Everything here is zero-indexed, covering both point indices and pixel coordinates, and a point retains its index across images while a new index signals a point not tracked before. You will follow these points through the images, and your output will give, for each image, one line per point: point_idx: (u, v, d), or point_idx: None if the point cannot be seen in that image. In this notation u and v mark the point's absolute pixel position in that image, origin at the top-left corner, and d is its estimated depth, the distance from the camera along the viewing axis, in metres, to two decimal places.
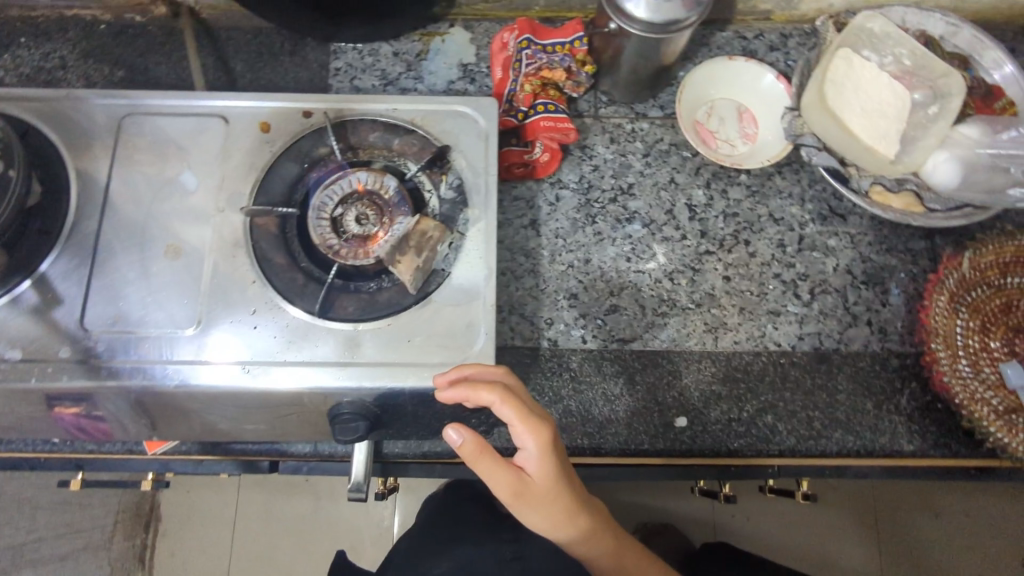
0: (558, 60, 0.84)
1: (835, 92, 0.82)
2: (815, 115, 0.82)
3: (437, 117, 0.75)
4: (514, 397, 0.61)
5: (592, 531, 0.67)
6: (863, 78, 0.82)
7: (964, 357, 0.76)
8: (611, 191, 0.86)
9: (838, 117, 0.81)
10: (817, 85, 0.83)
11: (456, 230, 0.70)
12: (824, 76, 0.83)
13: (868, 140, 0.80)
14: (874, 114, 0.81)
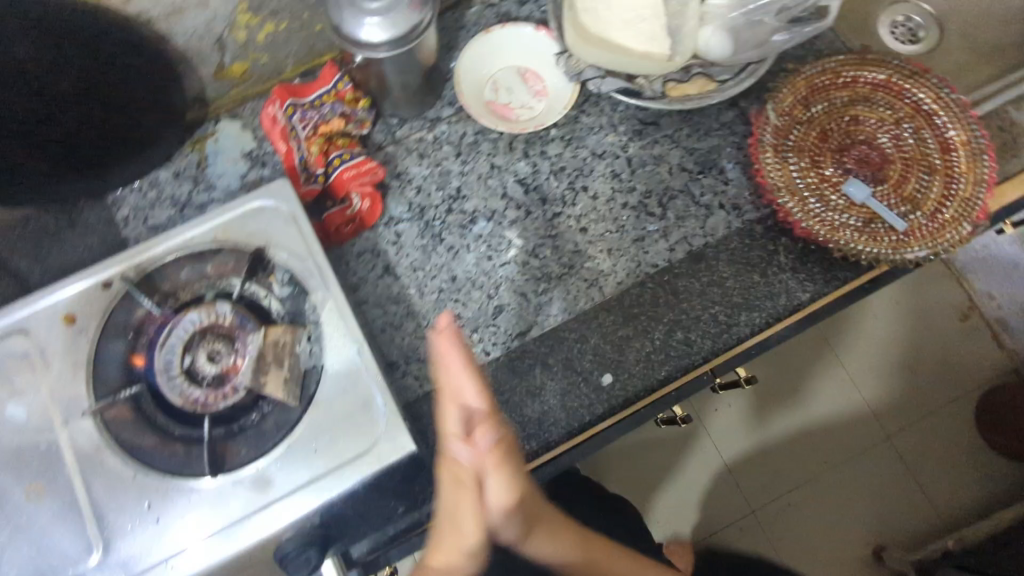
0: (329, 111, 0.81)
1: (591, 20, 0.84)
2: (584, 49, 0.83)
3: (239, 223, 0.72)
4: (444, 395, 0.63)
5: (546, 528, 0.67)
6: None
7: (811, 195, 0.80)
8: (443, 203, 0.85)
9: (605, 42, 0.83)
10: (572, 22, 0.84)
11: (309, 321, 0.68)
12: (574, 11, 0.84)
13: (640, 48, 0.84)
14: (634, 22, 0.84)
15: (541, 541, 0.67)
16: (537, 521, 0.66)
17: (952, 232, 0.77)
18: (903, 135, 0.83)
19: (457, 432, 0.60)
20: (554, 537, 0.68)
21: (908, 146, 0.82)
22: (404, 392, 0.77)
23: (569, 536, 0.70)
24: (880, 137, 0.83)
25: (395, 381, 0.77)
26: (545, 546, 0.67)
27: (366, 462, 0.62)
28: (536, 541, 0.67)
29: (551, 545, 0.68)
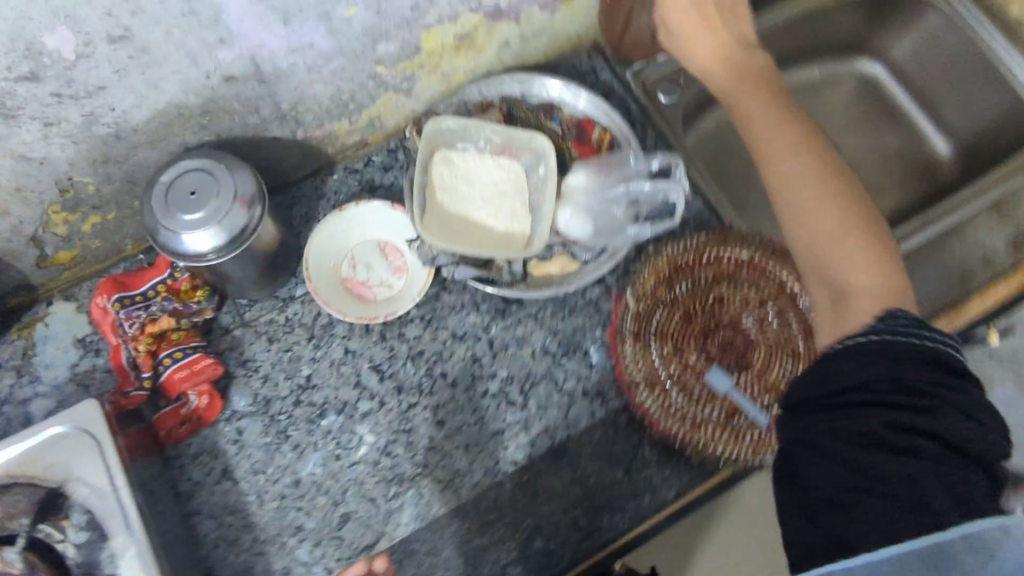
0: (159, 307, 0.77)
1: (450, 196, 0.82)
2: (439, 236, 0.79)
3: (38, 454, 0.66)
4: None
5: (835, 241, 0.63)
6: (468, 169, 0.83)
7: (673, 386, 0.77)
8: (291, 393, 0.79)
9: (465, 219, 0.81)
10: (428, 202, 0.81)
11: (104, 572, 0.62)
12: (431, 188, 0.81)
13: (499, 225, 0.81)
14: (493, 199, 0.82)
15: (850, 261, 0.62)
16: (821, 254, 0.64)
17: None
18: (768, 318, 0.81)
19: (767, 125, 0.70)
20: (853, 329, 0.59)
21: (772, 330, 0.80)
22: None
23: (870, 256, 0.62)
24: (743, 319, 0.81)
25: None
26: (851, 270, 0.62)
27: None
28: (829, 286, 0.63)
29: (857, 263, 0.62)
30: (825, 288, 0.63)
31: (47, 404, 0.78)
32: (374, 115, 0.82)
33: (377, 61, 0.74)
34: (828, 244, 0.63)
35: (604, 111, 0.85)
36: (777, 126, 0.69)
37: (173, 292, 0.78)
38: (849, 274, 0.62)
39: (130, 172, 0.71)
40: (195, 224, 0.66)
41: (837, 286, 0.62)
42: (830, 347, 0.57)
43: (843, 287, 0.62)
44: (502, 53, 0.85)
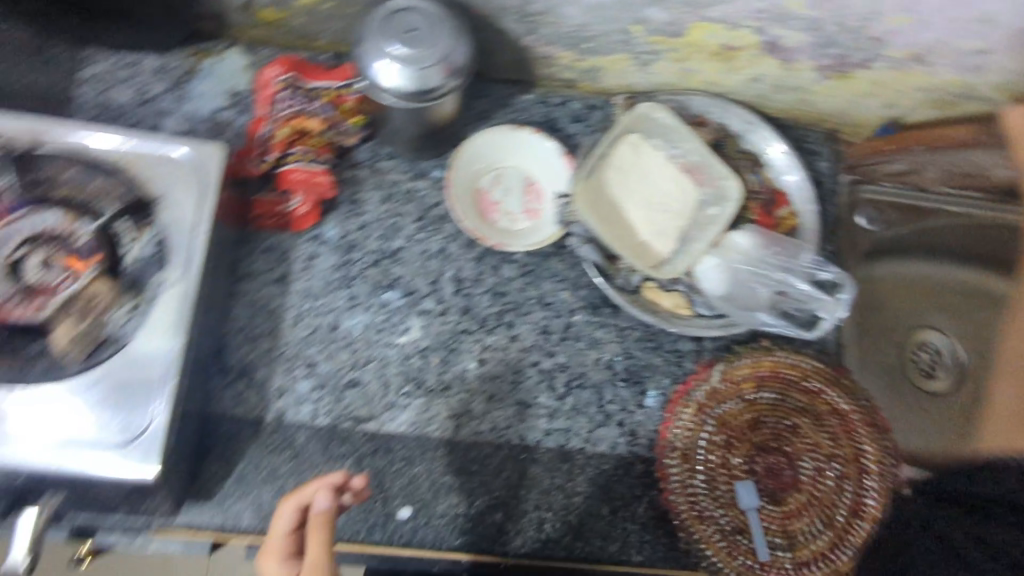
0: (318, 108, 0.74)
1: (618, 180, 0.79)
2: (585, 207, 0.77)
3: (149, 159, 0.65)
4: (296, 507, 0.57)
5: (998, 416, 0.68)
6: (653, 167, 0.79)
7: (702, 472, 0.74)
8: (375, 253, 0.79)
9: (618, 209, 0.79)
10: (597, 173, 0.79)
11: (144, 294, 0.63)
12: (606, 163, 0.79)
13: (644, 234, 0.79)
14: (654, 208, 0.79)
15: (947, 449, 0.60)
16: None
17: None
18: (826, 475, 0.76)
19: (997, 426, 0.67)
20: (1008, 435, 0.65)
21: (822, 486, 0.76)
22: (214, 402, 0.73)
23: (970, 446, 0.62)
24: (803, 460, 0.77)
25: (214, 387, 0.73)
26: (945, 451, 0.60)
27: (101, 458, 0.59)
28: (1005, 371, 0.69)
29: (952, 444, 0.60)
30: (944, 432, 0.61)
31: (176, 128, 0.78)
32: (600, 65, 0.80)
33: (636, 19, 0.72)
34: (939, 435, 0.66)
35: (805, 196, 0.81)
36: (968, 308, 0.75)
37: (337, 104, 0.75)
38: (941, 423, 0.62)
39: None
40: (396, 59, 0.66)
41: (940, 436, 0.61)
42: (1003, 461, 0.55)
43: (996, 378, 0.70)
44: (748, 85, 0.82)
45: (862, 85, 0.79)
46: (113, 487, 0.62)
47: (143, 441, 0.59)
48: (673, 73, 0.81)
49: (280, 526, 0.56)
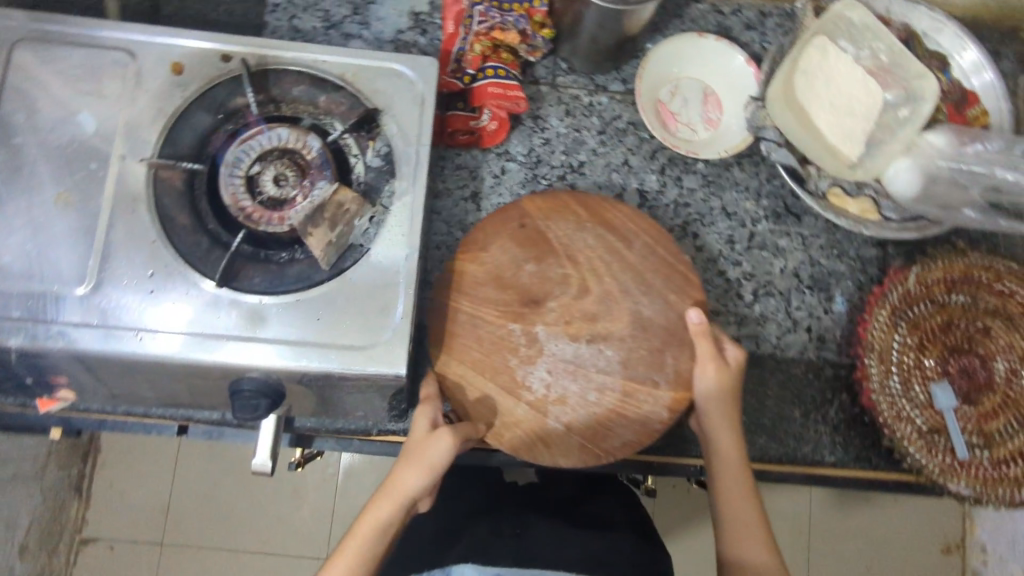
0: (511, 21, 0.76)
1: (805, 83, 0.77)
2: (780, 111, 0.78)
3: (368, 75, 0.68)
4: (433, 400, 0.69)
5: None
6: (839, 70, 0.76)
7: (897, 373, 0.75)
8: (560, 168, 0.80)
9: (802, 113, 0.77)
10: (784, 76, 0.78)
11: (379, 202, 0.65)
12: (792, 66, 0.77)
13: (830, 138, 0.76)
14: (841, 113, 0.75)
15: (736, 543, 0.68)
16: (725, 484, 0.70)
17: (1007, 490, 0.71)
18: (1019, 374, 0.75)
19: None
20: None
21: (1016, 386, 0.75)
22: (422, 313, 0.76)
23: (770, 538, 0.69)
24: (997, 360, 0.76)
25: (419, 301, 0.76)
26: (742, 528, 0.68)
27: (356, 358, 0.61)
28: None
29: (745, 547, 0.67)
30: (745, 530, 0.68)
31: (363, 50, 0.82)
32: None
33: None
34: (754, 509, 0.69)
35: (998, 92, 0.78)
36: None
37: (528, 19, 0.76)
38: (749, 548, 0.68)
39: None
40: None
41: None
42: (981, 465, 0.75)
43: None
44: None
45: None
46: (358, 389, 0.65)
47: (392, 335, 0.62)
48: None
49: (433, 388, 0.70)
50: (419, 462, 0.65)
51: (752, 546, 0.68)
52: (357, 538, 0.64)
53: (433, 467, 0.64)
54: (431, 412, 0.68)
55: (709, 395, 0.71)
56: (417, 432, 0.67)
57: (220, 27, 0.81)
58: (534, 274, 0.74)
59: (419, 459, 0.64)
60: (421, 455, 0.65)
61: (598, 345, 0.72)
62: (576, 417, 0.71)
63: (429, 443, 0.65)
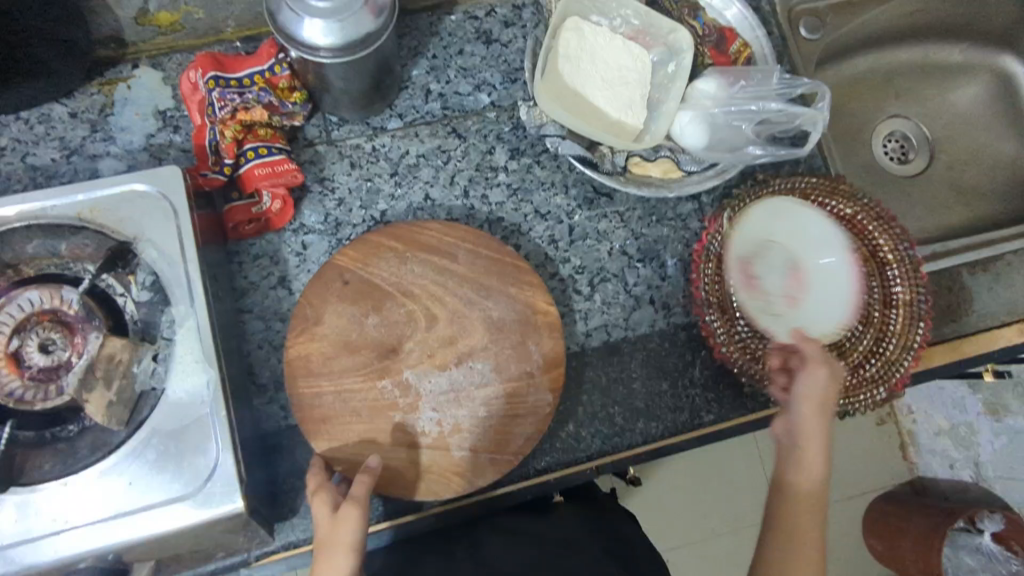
0: (252, 97, 0.72)
1: (573, 67, 0.74)
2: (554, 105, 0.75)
3: (108, 204, 0.62)
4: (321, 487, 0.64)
5: None
6: (605, 44, 0.76)
7: (741, 316, 0.76)
8: (363, 224, 0.77)
9: (582, 97, 0.74)
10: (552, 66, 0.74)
11: (161, 337, 0.60)
12: (556, 53, 0.74)
13: (616, 113, 0.74)
14: (615, 84, 0.75)
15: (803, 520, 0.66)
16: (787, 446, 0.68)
17: (868, 392, 0.74)
18: (844, 279, 0.78)
19: None
20: None
21: (850, 289, 0.78)
22: (264, 419, 0.71)
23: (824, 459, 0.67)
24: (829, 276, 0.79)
25: (257, 408, 0.71)
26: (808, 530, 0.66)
27: (184, 508, 0.57)
28: None
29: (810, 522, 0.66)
30: (790, 503, 0.67)
31: (117, 167, 0.76)
32: None
33: None
34: (817, 459, 0.67)
35: (750, 23, 0.81)
36: None
37: (271, 87, 0.73)
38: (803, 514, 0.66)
39: None
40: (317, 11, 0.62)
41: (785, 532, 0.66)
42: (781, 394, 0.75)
43: None
44: None
45: None
46: (207, 535, 0.61)
47: (214, 478, 0.57)
48: None
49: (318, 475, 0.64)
50: (334, 553, 0.59)
51: (805, 565, 0.65)
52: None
53: (354, 547, 0.59)
54: (330, 497, 0.62)
55: (816, 485, 0.67)
56: (321, 523, 0.61)
57: None
58: (379, 324, 0.71)
59: (339, 548, 0.59)
60: (339, 544, 0.59)
61: (468, 363, 0.71)
62: (478, 438, 0.69)
63: (340, 527, 0.60)
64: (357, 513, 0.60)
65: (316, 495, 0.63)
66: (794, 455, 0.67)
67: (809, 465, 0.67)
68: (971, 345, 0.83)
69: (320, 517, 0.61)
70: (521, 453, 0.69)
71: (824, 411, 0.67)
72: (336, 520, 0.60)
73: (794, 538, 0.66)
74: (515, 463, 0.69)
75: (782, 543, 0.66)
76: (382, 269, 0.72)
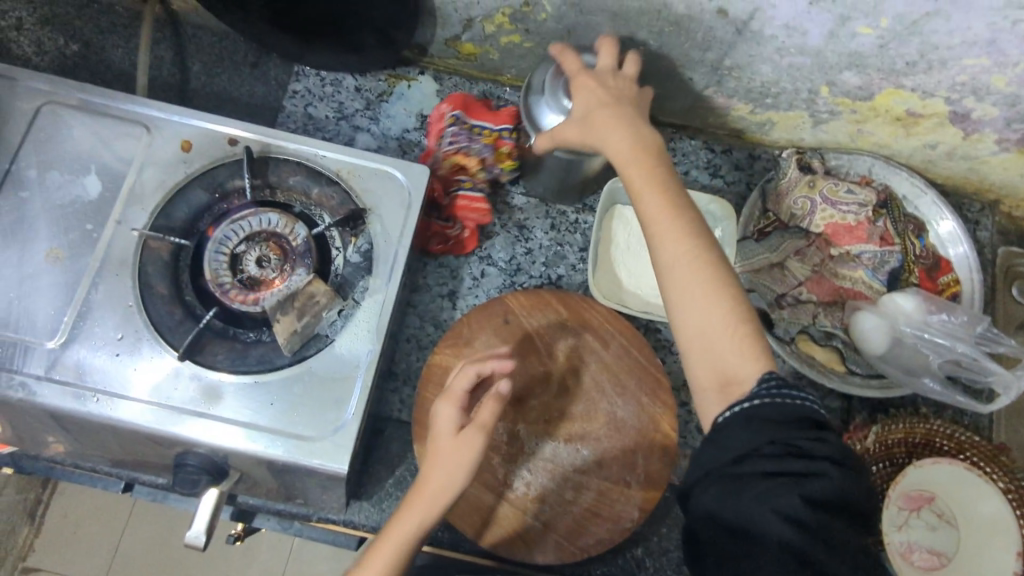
0: (478, 148, 0.80)
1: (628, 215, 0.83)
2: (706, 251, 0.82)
3: (363, 173, 0.72)
4: (451, 396, 0.62)
5: None
6: None
7: None
8: (538, 278, 0.83)
9: None
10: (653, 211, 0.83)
11: (351, 297, 0.68)
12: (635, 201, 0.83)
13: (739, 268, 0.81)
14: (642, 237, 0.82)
15: (682, 292, 0.55)
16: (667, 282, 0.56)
17: None
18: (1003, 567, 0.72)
19: None
20: None
21: None
22: (383, 403, 0.76)
23: (726, 296, 0.55)
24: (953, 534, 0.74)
25: (382, 390, 0.77)
26: (695, 322, 0.55)
27: (301, 447, 0.62)
28: None
29: (705, 324, 0.54)
30: (709, 366, 0.54)
31: (369, 143, 0.87)
32: (773, 119, 0.84)
33: (829, 81, 0.74)
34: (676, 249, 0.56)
35: (970, 264, 0.81)
36: None
37: (494, 146, 0.80)
38: (695, 312, 0.55)
39: (578, 24, 0.75)
40: (568, 135, 0.65)
41: (724, 372, 0.53)
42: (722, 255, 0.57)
43: None
44: (919, 150, 0.83)
45: None
46: (299, 479, 0.65)
47: (335, 435, 0.63)
48: (845, 132, 0.83)
49: (457, 384, 0.63)
50: (448, 471, 0.59)
51: (723, 314, 0.54)
52: (393, 541, 0.57)
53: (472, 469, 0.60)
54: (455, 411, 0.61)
55: (668, 256, 0.56)
56: (443, 435, 0.60)
57: (241, 106, 0.87)
58: (517, 371, 0.75)
59: (462, 464, 0.59)
60: (462, 459, 0.59)
61: (575, 444, 0.73)
62: (554, 516, 0.70)
63: (463, 445, 0.60)
64: (479, 441, 0.60)
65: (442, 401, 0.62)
66: (655, 225, 0.57)
67: (663, 237, 0.56)
68: None
69: (444, 427, 0.61)
70: (586, 551, 0.70)
71: (631, 159, 0.60)
72: (464, 437, 0.60)
73: (729, 330, 0.54)
74: (575, 557, 0.70)
75: (725, 350, 0.54)
76: (536, 326, 0.77)
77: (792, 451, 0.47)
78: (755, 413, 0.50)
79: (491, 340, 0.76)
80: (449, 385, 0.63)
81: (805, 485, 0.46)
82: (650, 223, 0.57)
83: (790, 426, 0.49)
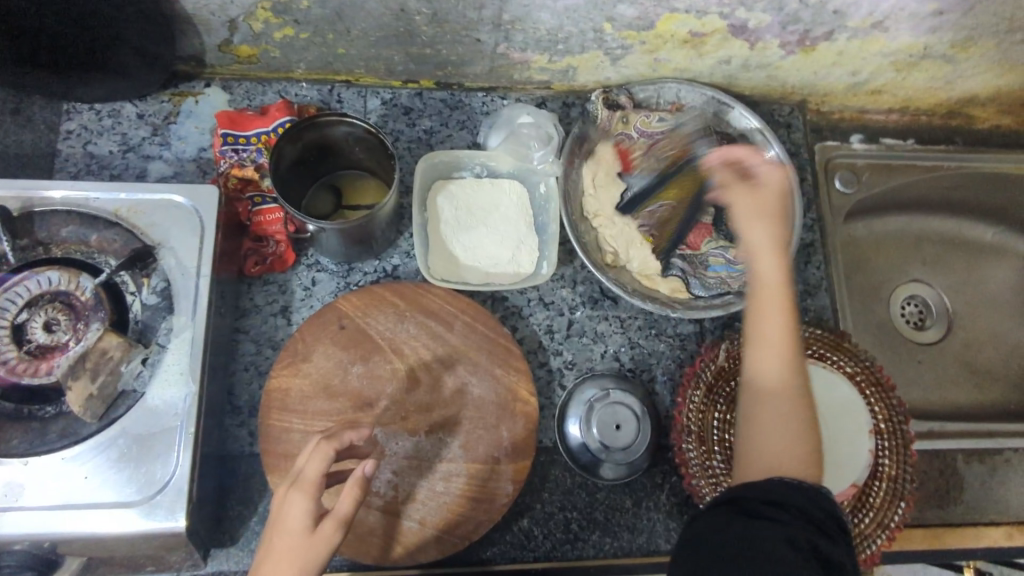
0: (249, 157, 0.77)
1: (448, 191, 0.80)
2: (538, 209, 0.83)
3: (145, 207, 0.66)
4: (313, 483, 0.55)
5: None
6: (499, 201, 0.81)
7: (719, 451, 0.72)
8: (373, 272, 0.80)
9: (516, 198, 0.82)
10: (473, 181, 0.82)
11: (156, 342, 0.63)
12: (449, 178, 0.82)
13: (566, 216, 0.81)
14: (469, 209, 0.81)
15: (762, 352, 0.61)
16: (760, 343, 0.61)
17: None
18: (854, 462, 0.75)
19: None
20: None
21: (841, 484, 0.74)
22: (230, 441, 0.72)
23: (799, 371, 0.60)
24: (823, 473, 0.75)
25: (227, 428, 0.72)
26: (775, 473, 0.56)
27: (124, 516, 0.57)
28: None
29: (767, 433, 0.58)
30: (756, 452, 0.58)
31: (164, 170, 0.81)
32: (573, 65, 0.83)
33: (609, 17, 0.74)
34: (776, 294, 0.62)
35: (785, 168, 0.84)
36: (997, 332, 1.03)
37: (268, 147, 0.78)
38: (764, 435, 0.58)
39: (345, 6, 0.71)
40: (764, 269, 0.63)
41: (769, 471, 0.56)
42: (775, 383, 0.59)
43: None
44: (717, 67, 0.84)
45: (827, 56, 0.83)
46: (140, 549, 0.61)
47: (163, 492, 0.58)
48: (644, 64, 0.83)
49: (313, 472, 0.56)
50: None
51: (784, 456, 0.57)
52: None
53: None
54: (330, 464, 0.57)
55: (764, 340, 0.61)
56: (291, 528, 0.53)
57: (10, 158, 0.79)
58: (363, 375, 0.72)
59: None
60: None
61: (437, 434, 0.71)
62: (429, 512, 0.69)
63: (290, 543, 0.53)
64: (321, 554, 0.53)
65: (321, 445, 0.58)
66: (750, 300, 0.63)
67: (763, 257, 0.64)
68: (953, 537, 0.81)
69: (307, 475, 0.55)
70: (468, 537, 0.69)
71: (778, 274, 0.63)
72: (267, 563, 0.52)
73: (794, 450, 0.57)
74: (460, 547, 0.69)
75: (786, 444, 0.57)
76: (373, 326, 0.74)
77: (786, 531, 0.50)
78: (786, 482, 0.54)
79: (331, 347, 0.73)
80: (314, 459, 0.56)
81: (778, 532, 0.50)
82: (760, 243, 0.65)
83: (801, 510, 0.52)
